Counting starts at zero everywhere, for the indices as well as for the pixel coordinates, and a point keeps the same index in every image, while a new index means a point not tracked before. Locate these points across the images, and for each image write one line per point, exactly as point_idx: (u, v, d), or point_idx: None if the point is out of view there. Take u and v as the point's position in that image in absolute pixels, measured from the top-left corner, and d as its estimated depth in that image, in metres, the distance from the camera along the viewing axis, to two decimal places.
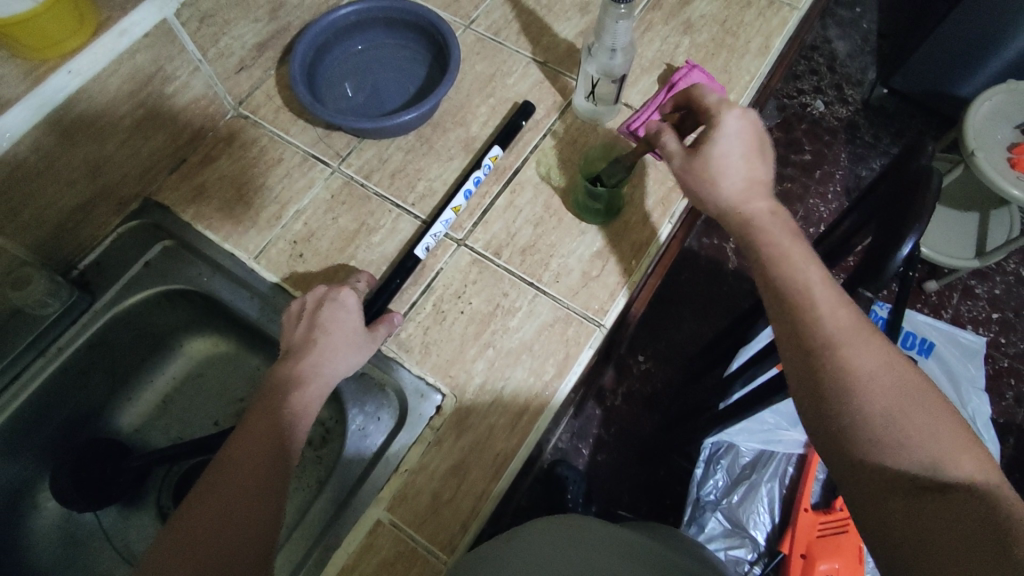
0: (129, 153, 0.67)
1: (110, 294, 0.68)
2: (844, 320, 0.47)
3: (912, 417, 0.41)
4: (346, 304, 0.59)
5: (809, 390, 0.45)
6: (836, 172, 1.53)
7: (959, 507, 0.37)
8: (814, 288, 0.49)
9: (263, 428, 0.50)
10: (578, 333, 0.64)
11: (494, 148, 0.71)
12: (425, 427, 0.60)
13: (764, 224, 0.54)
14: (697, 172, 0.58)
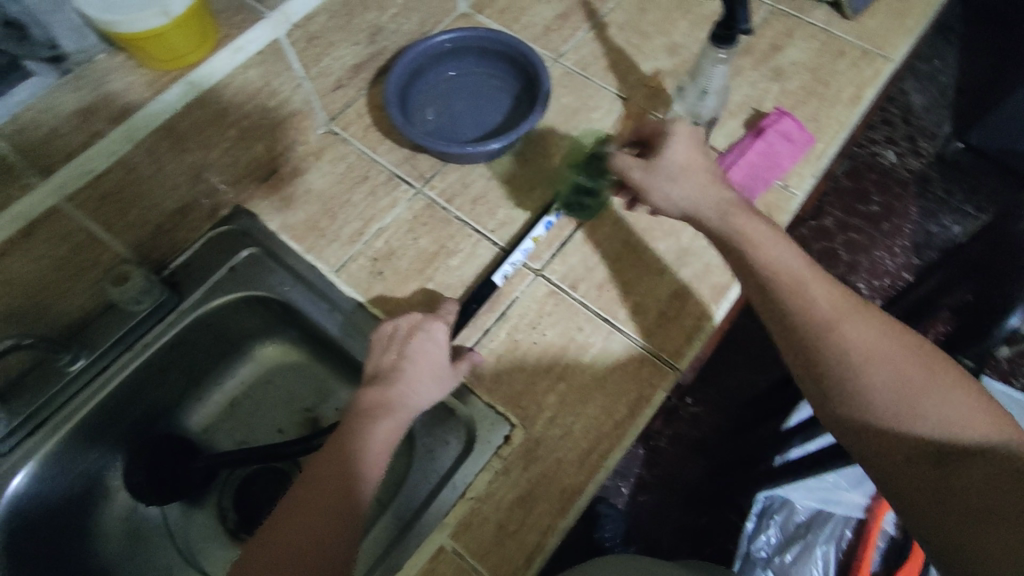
0: (229, 161, 0.70)
1: (196, 295, 0.70)
2: (852, 320, 0.51)
3: (925, 390, 0.48)
4: (435, 336, 0.60)
5: (820, 376, 0.51)
6: (905, 227, 1.48)
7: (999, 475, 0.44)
8: (810, 287, 0.53)
9: (349, 452, 0.52)
10: (652, 374, 0.63)
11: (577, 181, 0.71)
12: (493, 455, 0.60)
13: (739, 217, 0.58)
14: (660, 180, 0.62)
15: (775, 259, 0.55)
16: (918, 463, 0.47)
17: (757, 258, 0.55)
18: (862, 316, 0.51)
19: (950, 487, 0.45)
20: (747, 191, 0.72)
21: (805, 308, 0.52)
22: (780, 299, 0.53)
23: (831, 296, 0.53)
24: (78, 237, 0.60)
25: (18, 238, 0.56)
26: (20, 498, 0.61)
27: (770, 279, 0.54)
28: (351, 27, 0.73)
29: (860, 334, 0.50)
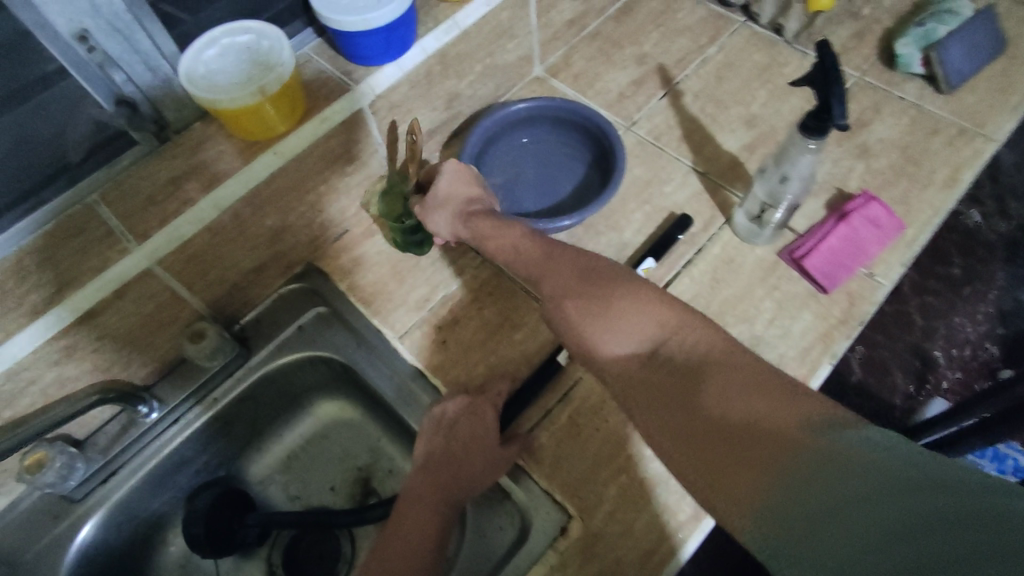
0: (305, 223, 0.72)
1: (264, 352, 0.72)
2: (620, 335, 0.53)
3: (604, 315, 0.54)
4: (485, 419, 0.62)
5: (583, 328, 0.56)
6: (989, 293, 1.32)
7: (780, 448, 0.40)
8: (569, 308, 0.57)
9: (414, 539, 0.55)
10: None
11: (648, 259, 0.70)
12: (548, 548, 0.57)
13: (480, 220, 0.66)
14: (433, 213, 0.68)
15: (579, 290, 0.57)
16: (708, 459, 0.44)
17: (569, 287, 0.58)
18: (551, 257, 0.61)
19: (740, 481, 0.41)
20: (829, 279, 0.68)
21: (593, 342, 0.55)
22: (559, 327, 0.58)
23: (634, 311, 0.53)
24: (161, 296, 0.63)
25: (111, 297, 0.59)
26: (89, 544, 0.64)
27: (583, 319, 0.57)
28: (429, 96, 0.75)
29: (549, 281, 0.59)
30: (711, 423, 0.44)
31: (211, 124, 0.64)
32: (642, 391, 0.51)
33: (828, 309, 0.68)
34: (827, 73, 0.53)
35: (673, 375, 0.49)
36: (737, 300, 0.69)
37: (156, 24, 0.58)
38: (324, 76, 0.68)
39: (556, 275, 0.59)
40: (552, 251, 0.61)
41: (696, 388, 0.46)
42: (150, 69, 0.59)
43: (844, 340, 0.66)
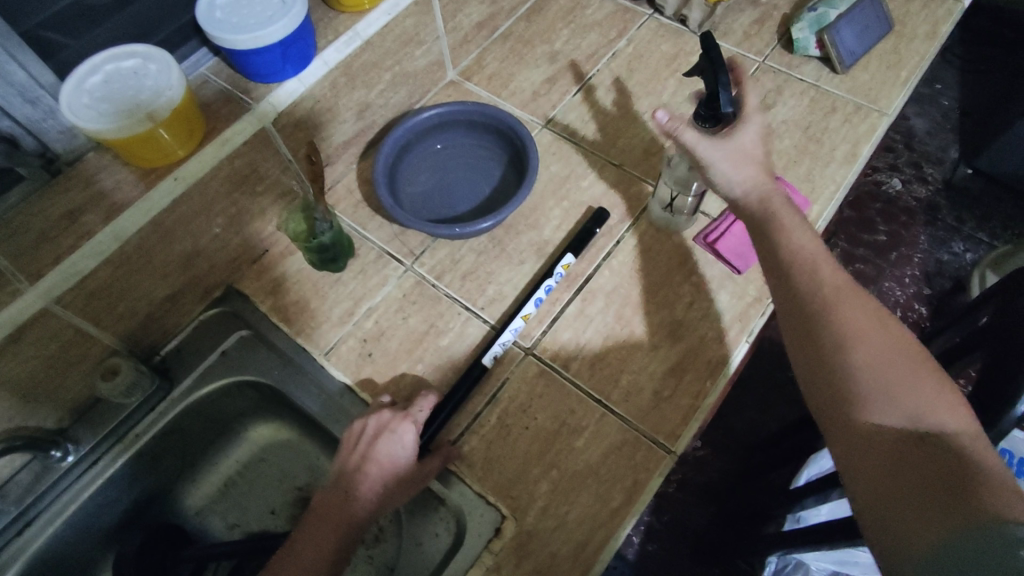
0: (220, 245, 0.71)
1: (187, 381, 0.70)
2: (885, 348, 0.49)
3: (890, 360, 0.48)
4: (403, 439, 0.60)
5: (806, 343, 0.51)
6: (914, 256, 1.48)
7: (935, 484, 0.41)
8: (834, 307, 0.51)
9: (310, 560, 0.54)
10: (647, 459, 0.61)
11: (567, 255, 0.71)
12: (483, 550, 0.58)
13: (780, 211, 0.59)
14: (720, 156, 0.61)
15: (823, 275, 0.54)
16: (890, 469, 0.44)
17: (822, 287, 0.53)
18: (858, 300, 0.52)
19: (905, 515, 0.41)
20: (743, 261, 0.70)
21: (852, 339, 0.49)
22: (811, 338, 0.51)
23: (876, 319, 0.50)
24: (67, 334, 0.61)
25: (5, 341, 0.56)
26: None
27: (813, 300, 0.52)
28: (337, 108, 0.74)
29: (857, 316, 0.50)
30: (866, 443, 0.46)
31: (106, 153, 0.63)
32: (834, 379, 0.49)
33: (743, 288, 0.70)
34: (715, 66, 0.57)
35: (900, 437, 0.45)
36: (656, 288, 0.71)
37: (28, 52, 0.56)
38: (224, 96, 0.67)
39: (819, 280, 0.53)
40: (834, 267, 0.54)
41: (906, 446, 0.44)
42: (26, 101, 0.57)
43: (760, 317, 0.68)
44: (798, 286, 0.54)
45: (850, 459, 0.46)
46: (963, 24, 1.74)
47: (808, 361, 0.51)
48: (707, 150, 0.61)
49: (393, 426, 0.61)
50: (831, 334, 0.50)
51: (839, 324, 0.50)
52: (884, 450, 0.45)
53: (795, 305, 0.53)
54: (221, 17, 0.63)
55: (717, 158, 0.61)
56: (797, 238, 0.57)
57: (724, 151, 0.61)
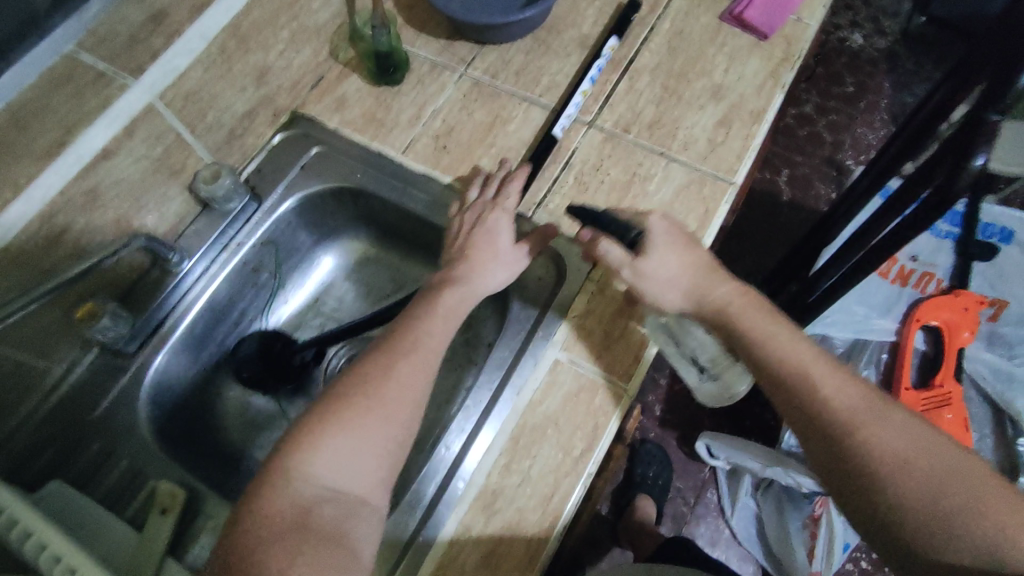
0: (284, 64, 0.74)
1: (274, 196, 0.73)
2: (826, 372, 0.53)
3: (879, 420, 0.50)
4: (494, 227, 0.65)
5: (801, 416, 0.52)
6: (881, 101, 1.59)
7: (866, 478, 0.48)
8: (828, 397, 0.51)
9: (415, 322, 0.58)
10: (714, 191, 0.70)
11: (612, 38, 0.77)
12: (585, 279, 0.66)
13: (741, 311, 0.57)
14: (640, 282, 0.60)
15: (795, 355, 0.54)
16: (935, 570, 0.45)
17: (750, 321, 0.56)
18: (843, 380, 0.52)
19: None
20: (767, 26, 0.78)
21: (787, 358, 0.54)
22: (821, 432, 0.51)
23: (797, 343, 0.55)
24: (169, 137, 0.66)
25: (121, 135, 0.62)
26: (153, 389, 0.65)
27: (746, 334, 0.56)
28: None
29: (841, 396, 0.51)
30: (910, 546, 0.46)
31: None
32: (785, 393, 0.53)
33: (771, 52, 0.78)
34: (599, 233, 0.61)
35: (941, 542, 0.45)
36: (693, 62, 0.78)
37: None
38: None
39: (746, 320, 0.56)
40: (753, 298, 0.57)
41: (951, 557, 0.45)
42: None
43: (789, 73, 0.77)
44: (735, 327, 0.57)
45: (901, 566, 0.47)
46: None
47: (766, 387, 0.55)
48: (633, 280, 0.60)
49: (488, 218, 0.66)
50: (768, 355, 0.54)
51: (776, 352, 0.54)
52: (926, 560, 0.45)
53: (737, 341, 0.57)
54: None
55: (649, 287, 0.60)
56: (778, 342, 0.55)
57: (656, 272, 0.59)
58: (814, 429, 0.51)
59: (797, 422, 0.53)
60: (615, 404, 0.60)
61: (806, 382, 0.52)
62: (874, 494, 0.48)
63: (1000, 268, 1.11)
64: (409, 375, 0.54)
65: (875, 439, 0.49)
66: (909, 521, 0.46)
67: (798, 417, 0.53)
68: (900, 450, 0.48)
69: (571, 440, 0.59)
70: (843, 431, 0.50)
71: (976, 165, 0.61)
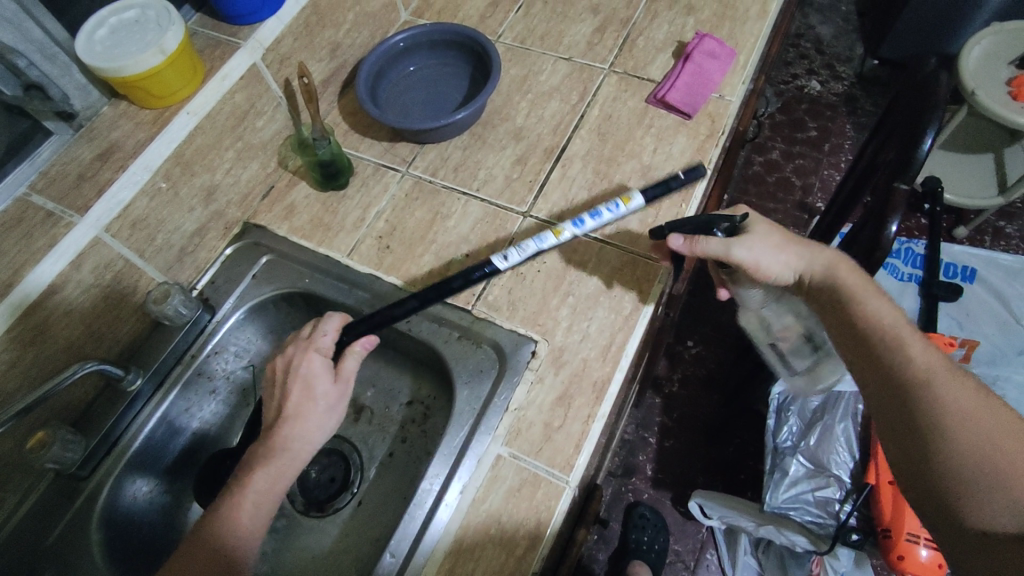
0: (233, 180, 0.78)
1: (227, 308, 0.76)
2: (880, 301, 0.55)
3: (919, 346, 0.52)
4: (312, 370, 0.62)
5: (849, 333, 0.56)
6: (844, 143, 1.62)
7: (926, 432, 0.48)
8: (869, 312, 0.55)
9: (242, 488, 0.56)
10: (647, 271, 0.72)
11: (635, 196, 0.69)
12: (525, 370, 0.68)
13: (830, 261, 0.58)
14: (757, 253, 0.59)
15: (847, 279, 0.57)
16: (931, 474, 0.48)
17: (844, 277, 0.57)
18: (888, 304, 0.55)
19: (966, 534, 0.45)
20: (690, 106, 0.81)
21: (870, 314, 0.55)
22: (864, 346, 0.54)
23: (884, 303, 0.55)
24: (117, 264, 0.68)
25: (68, 268, 0.64)
26: (107, 509, 0.66)
27: (834, 291, 0.57)
28: (313, 45, 0.82)
29: (883, 314, 0.55)
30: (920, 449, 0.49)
31: (123, 101, 0.70)
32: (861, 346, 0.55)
33: (697, 129, 0.81)
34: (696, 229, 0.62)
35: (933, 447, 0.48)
36: (623, 144, 0.81)
37: (43, 10, 0.61)
38: (213, 42, 0.75)
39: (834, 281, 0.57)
40: (850, 266, 0.58)
41: (950, 467, 0.47)
42: (47, 57, 0.62)
43: (716, 148, 0.79)
44: (824, 285, 0.58)
45: (904, 464, 0.50)
46: None
47: (818, 307, 0.59)
48: (750, 255, 0.59)
49: (297, 365, 0.62)
50: (853, 309, 0.56)
51: (864, 312, 0.55)
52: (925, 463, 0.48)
53: (822, 300, 0.58)
54: None
55: (762, 254, 0.59)
56: (833, 267, 0.58)
57: (766, 244, 0.60)
58: (884, 380, 0.53)
59: (867, 374, 0.54)
60: (557, 498, 0.60)
61: (881, 337, 0.54)
62: (930, 444, 0.48)
63: (965, 307, 1.12)
64: (264, 477, 0.56)
65: (948, 396, 0.48)
66: (932, 436, 0.48)
67: (869, 371, 0.54)
68: (974, 411, 0.47)
69: (513, 538, 0.59)
70: (916, 386, 0.50)
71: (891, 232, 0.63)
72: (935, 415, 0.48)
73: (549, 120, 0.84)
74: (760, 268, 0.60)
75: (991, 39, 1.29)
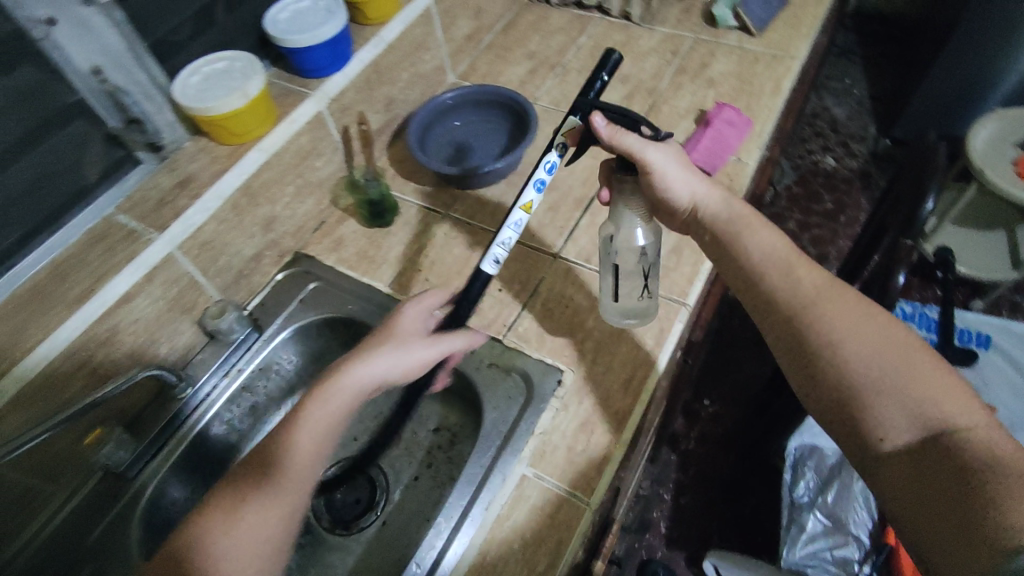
0: (290, 213, 0.86)
1: (273, 328, 0.82)
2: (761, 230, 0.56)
3: (793, 265, 0.53)
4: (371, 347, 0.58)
5: (734, 263, 0.57)
6: (859, 215, 1.68)
7: (810, 353, 0.49)
8: (747, 239, 0.56)
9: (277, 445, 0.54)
10: (668, 312, 0.77)
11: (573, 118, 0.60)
12: (551, 397, 0.71)
13: (714, 189, 0.59)
14: (663, 160, 0.56)
15: (728, 209, 0.58)
16: (817, 387, 0.48)
17: (727, 211, 0.58)
18: (759, 226, 0.56)
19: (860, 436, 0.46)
20: (709, 166, 0.89)
21: (750, 246, 0.55)
22: (749, 272, 0.55)
23: (763, 232, 0.56)
24: (183, 281, 0.74)
25: (142, 280, 0.69)
26: (150, 511, 0.70)
27: (715, 225, 0.58)
28: (371, 99, 0.92)
29: (757, 240, 0.55)
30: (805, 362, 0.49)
31: (203, 138, 0.79)
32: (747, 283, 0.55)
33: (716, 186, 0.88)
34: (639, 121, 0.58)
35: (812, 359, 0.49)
36: None
37: (151, 59, 0.71)
38: (287, 91, 0.84)
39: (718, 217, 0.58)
40: (733, 199, 0.58)
41: (830, 373, 0.47)
42: (147, 97, 0.71)
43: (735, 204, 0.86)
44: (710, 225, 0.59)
45: (796, 381, 0.51)
46: (857, 30, 2.07)
47: (706, 244, 0.60)
48: (658, 159, 0.56)
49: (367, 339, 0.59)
50: (736, 244, 0.56)
51: (745, 246, 0.56)
52: (810, 376, 0.49)
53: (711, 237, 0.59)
54: (284, 27, 0.81)
55: (667, 162, 0.57)
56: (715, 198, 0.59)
57: (672, 155, 0.57)
58: (770, 310, 0.53)
59: (756, 305, 0.55)
60: (578, 520, 0.63)
61: (761, 268, 0.54)
62: (814, 364, 0.48)
63: (983, 374, 1.13)
64: (256, 519, 0.51)
65: (824, 315, 0.49)
66: (812, 347, 0.49)
67: (758, 303, 0.54)
68: (849, 321, 0.48)
69: (534, 556, 0.62)
70: (795, 312, 0.50)
71: (900, 281, 0.66)
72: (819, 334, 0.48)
73: (580, 173, 0.92)
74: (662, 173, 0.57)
75: (996, 124, 1.36)
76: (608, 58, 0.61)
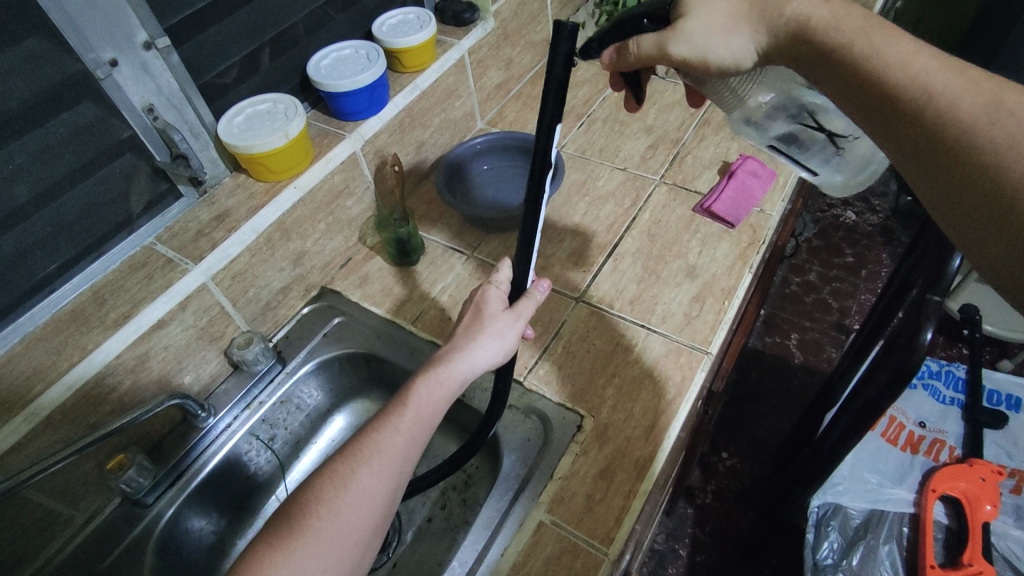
0: (319, 249, 0.88)
1: (297, 360, 0.83)
2: (892, 46, 0.46)
3: (937, 81, 0.44)
4: (445, 377, 0.57)
5: (866, 102, 0.48)
6: (882, 270, 1.67)
7: (982, 185, 0.41)
8: (878, 61, 0.47)
9: (345, 469, 0.51)
10: (690, 359, 0.76)
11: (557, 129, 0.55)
12: (571, 442, 0.71)
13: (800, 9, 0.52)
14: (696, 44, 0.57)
15: (848, 45, 0.49)
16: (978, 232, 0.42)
17: (840, 23, 0.50)
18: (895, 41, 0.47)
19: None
20: (733, 216, 0.90)
21: (887, 70, 0.46)
22: (888, 105, 0.46)
23: (897, 38, 0.47)
24: (214, 310, 0.76)
25: (175, 308, 0.71)
26: (163, 541, 0.70)
27: (827, 40, 0.50)
28: (404, 142, 0.95)
29: (892, 51, 0.46)
30: (968, 189, 0.42)
31: (242, 174, 0.82)
32: (892, 119, 0.46)
33: (739, 237, 0.89)
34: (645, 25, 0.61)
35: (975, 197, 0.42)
36: (670, 245, 0.89)
37: (203, 101, 0.76)
38: (324, 132, 0.87)
39: (840, 29, 0.49)
40: (846, 8, 0.50)
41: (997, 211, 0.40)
42: (193, 135, 0.75)
43: (757, 255, 0.86)
44: (819, 45, 0.51)
45: (957, 231, 0.43)
46: None
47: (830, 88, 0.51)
48: (686, 47, 0.57)
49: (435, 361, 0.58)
50: (874, 71, 0.47)
51: (881, 68, 0.46)
52: (973, 220, 0.42)
53: (831, 67, 0.50)
54: (325, 73, 0.85)
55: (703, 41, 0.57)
56: (811, 16, 0.52)
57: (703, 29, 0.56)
58: (921, 154, 0.45)
59: (900, 145, 0.46)
60: (597, 570, 0.61)
61: (909, 95, 0.45)
62: (994, 195, 0.40)
63: (1011, 435, 1.09)
64: (312, 547, 0.47)
65: (989, 136, 0.41)
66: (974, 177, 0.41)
67: (902, 142, 0.46)
68: None
69: None
70: (953, 140, 0.42)
71: (926, 338, 0.65)
72: (985, 171, 0.41)
73: (604, 219, 0.94)
74: (704, 56, 0.57)
75: None
76: (562, 32, 0.48)
